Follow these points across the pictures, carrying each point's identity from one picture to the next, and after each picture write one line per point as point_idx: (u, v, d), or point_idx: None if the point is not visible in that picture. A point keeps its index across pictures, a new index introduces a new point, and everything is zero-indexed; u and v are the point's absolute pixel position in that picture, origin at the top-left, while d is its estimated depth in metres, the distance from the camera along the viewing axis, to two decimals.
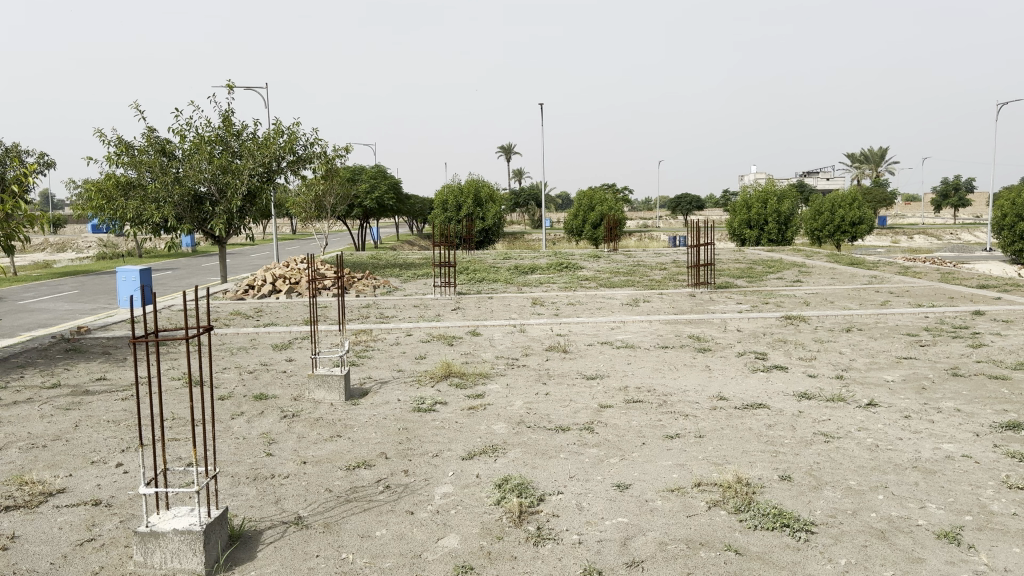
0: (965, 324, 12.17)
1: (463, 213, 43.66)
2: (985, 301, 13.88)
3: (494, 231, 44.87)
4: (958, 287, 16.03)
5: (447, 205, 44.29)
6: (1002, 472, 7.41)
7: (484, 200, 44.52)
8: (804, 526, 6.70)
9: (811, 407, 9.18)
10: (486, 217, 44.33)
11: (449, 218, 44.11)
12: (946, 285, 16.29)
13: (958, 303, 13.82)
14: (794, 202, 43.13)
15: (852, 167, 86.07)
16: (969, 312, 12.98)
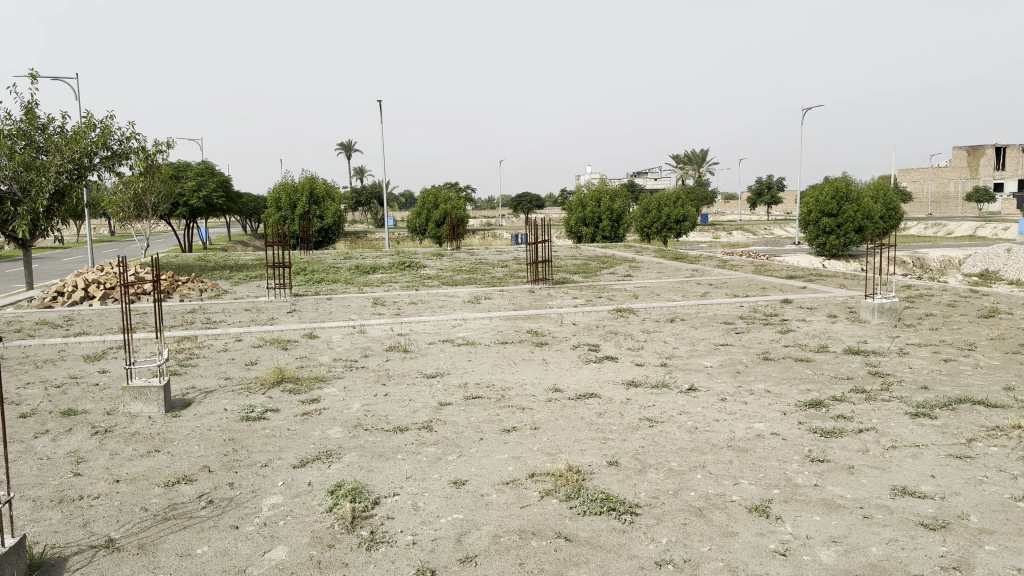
0: (776, 312, 13.17)
1: (298, 212, 42.16)
2: (793, 290, 15.12)
3: (334, 230, 43.89)
4: (769, 278, 17.35)
5: (281, 204, 42.54)
6: (806, 447, 8.06)
7: (321, 198, 43.47)
8: (629, 509, 6.98)
9: (638, 395, 9.59)
10: (324, 216, 43.26)
11: (284, 217, 42.57)
12: (761, 277, 17.60)
13: (770, 293, 14.95)
14: (624, 201, 45.12)
15: (678, 168, 91.03)
16: (779, 300, 14.07)
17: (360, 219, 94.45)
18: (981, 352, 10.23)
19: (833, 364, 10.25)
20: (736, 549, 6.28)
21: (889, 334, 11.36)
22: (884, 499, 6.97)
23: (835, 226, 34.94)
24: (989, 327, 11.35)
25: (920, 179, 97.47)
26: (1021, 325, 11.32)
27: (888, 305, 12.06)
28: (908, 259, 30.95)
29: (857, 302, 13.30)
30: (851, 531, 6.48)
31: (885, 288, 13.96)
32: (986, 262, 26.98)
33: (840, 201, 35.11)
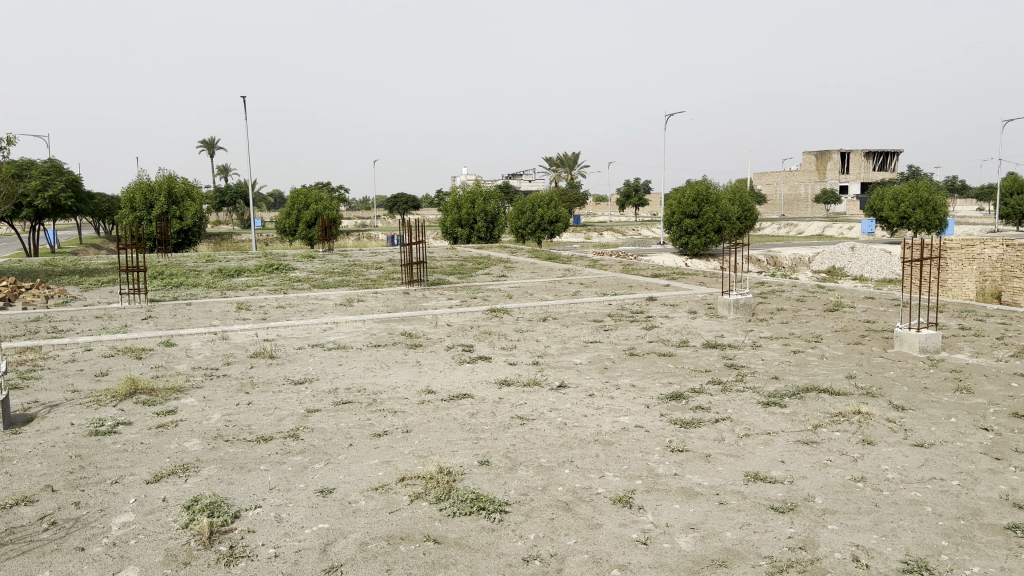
0: (642, 309, 13.65)
1: (155, 212, 39.92)
2: (658, 288, 15.74)
3: (195, 231, 41.89)
4: (636, 277, 17.98)
5: (136, 204, 40.08)
6: (667, 438, 8.39)
7: (180, 198, 41.40)
8: (498, 507, 7.03)
9: (510, 394, 9.69)
10: (184, 216, 41.21)
11: (140, 219, 40.13)
12: (628, 276, 18.22)
13: (637, 291, 15.49)
14: (498, 202, 45.52)
15: (550, 170, 92.60)
16: (645, 298, 14.62)
17: (227, 219, 90.54)
18: (825, 343, 10.99)
19: (693, 358, 10.74)
20: (600, 540, 6.46)
21: (744, 328, 12.02)
22: (738, 485, 7.35)
23: (695, 226, 36.68)
24: (833, 320, 12.22)
25: (774, 182, 103.91)
26: (861, 317, 12.25)
27: (743, 301, 12.77)
28: (763, 258, 32.87)
29: (716, 299, 14.00)
30: (708, 517, 6.80)
31: (740, 285, 14.79)
32: (830, 260, 29.04)
33: (702, 203, 36.94)
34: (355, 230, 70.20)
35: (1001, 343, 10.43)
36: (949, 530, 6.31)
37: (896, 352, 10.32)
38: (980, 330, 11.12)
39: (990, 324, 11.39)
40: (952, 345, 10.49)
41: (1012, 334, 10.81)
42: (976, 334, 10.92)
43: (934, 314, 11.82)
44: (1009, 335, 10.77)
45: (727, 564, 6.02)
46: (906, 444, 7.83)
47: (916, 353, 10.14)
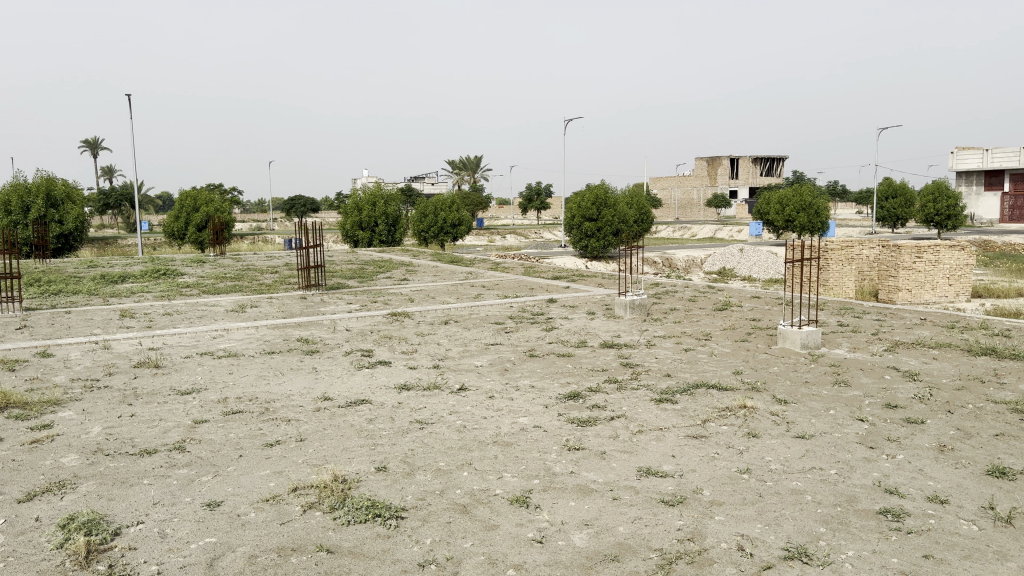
0: (542, 311, 13.84)
1: (32, 215, 37.57)
2: (558, 290, 16.01)
3: (76, 235, 39.69)
4: (537, 279, 18.22)
5: (10, 207, 37.58)
6: (564, 437, 8.51)
7: (60, 201, 39.15)
8: (394, 513, 6.97)
9: (409, 398, 9.64)
10: (65, 219, 38.99)
11: (14, 222, 37.64)
12: (530, 278, 18.44)
13: (537, 293, 15.70)
14: (399, 204, 45.21)
15: (454, 173, 92.41)
16: (545, 300, 14.82)
17: (114, 221, 86.05)
18: (715, 341, 11.42)
19: (591, 357, 10.97)
20: (496, 541, 6.50)
21: (640, 328, 12.36)
22: (631, 481, 7.54)
23: (595, 229, 37.37)
24: (722, 318, 12.72)
25: (669, 187, 106.62)
26: (748, 316, 12.80)
27: (639, 302, 13.14)
28: (659, 259, 33.90)
29: (613, 299, 14.36)
30: (601, 514, 6.95)
31: (637, 286, 15.20)
32: (721, 261, 30.21)
33: (601, 207, 37.87)
34: (251, 233, 68.07)
35: (875, 338, 11.08)
36: (825, 516, 6.65)
37: (781, 349, 10.80)
38: (857, 326, 11.79)
39: (865, 321, 12.09)
40: (831, 341, 11.06)
41: (885, 330, 11.50)
42: (853, 330, 11.56)
43: (815, 312, 12.46)
44: (882, 330, 11.46)
45: (619, 558, 6.17)
46: (788, 435, 8.18)
47: (798, 349, 10.67)
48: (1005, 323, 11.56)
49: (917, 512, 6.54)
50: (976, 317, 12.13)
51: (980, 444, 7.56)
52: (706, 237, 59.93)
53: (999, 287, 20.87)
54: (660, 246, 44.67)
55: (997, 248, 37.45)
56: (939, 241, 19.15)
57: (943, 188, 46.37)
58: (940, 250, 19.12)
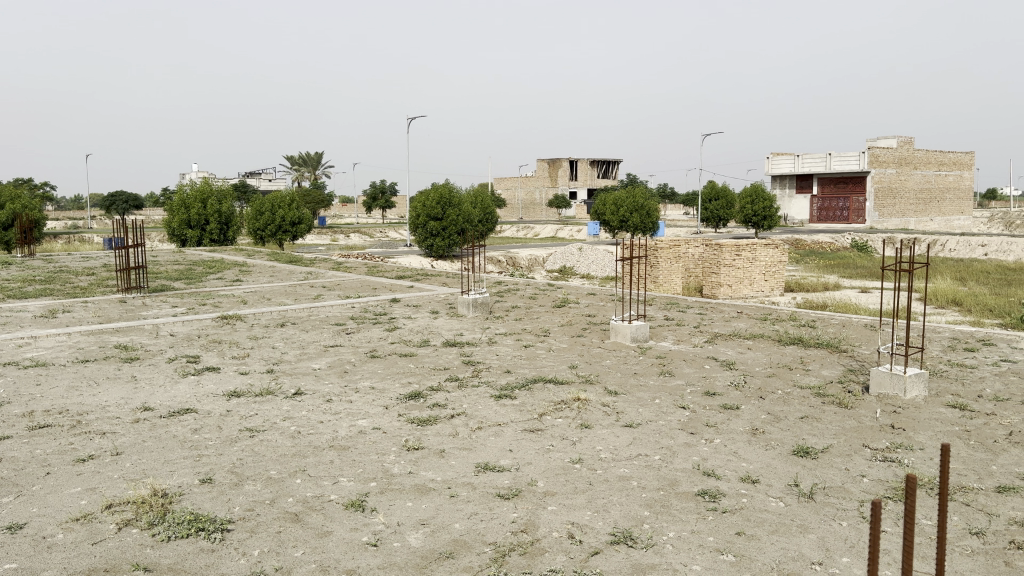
0: (384, 311, 13.69)
1: None
2: (401, 290, 15.92)
3: None
4: (380, 279, 18.03)
5: None
6: (403, 437, 8.37)
7: None
8: (220, 526, 6.63)
9: (239, 405, 9.22)
10: None
11: None
12: (372, 277, 18.20)
13: (379, 293, 15.51)
14: (232, 201, 43.18)
15: (293, 170, 89.45)
16: (387, 300, 14.67)
17: None
18: (553, 337, 11.76)
19: (433, 356, 10.96)
20: (329, 548, 6.33)
21: (482, 326, 12.50)
22: (468, 477, 7.50)
23: (440, 229, 37.38)
24: (561, 315, 13.11)
25: (514, 187, 107.91)
26: (584, 312, 13.28)
27: (481, 300, 13.29)
28: (502, 258, 34.47)
29: (456, 298, 14.45)
30: (438, 512, 6.90)
31: (479, 285, 15.37)
32: (561, 259, 31.24)
33: (445, 206, 37.68)
34: (63, 231, 62.64)
35: (698, 331, 11.81)
36: (650, 501, 6.96)
37: (613, 343, 11.27)
38: (682, 320, 12.52)
39: (689, 315, 12.87)
40: (659, 335, 11.67)
41: (706, 323, 12.29)
42: (678, 323, 12.26)
43: (645, 307, 13.12)
44: (703, 323, 12.24)
45: (453, 555, 6.18)
46: (618, 425, 8.48)
47: (629, 342, 11.18)
48: (809, 315, 12.68)
49: (731, 492, 6.99)
50: (784, 310, 13.22)
51: (787, 426, 8.13)
52: (547, 236, 61.52)
53: (807, 281, 22.90)
54: (501, 245, 45.33)
55: (806, 245, 41.11)
56: (756, 240, 20.69)
57: (759, 189, 50.18)
58: (756, 248, 20.67)
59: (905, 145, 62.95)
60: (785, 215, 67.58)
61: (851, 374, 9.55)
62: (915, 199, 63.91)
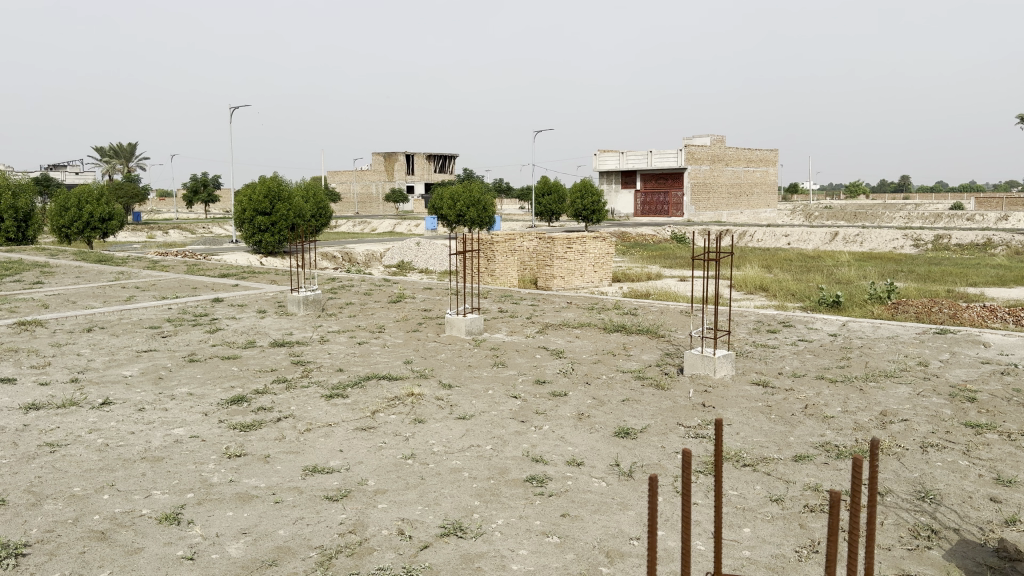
0: (206, 311, 13.01)
1: None
2: (224, 289, 15.20)
3: None
4: (201, 278, 17.11)
5: None
6: (224, 444, 7.97)
7: None
8: (13, 551, 5.99)
9: (38, 419, 8.43)
10: None
11: None
12: (192, 277, 17.23)
13: (200, 293, 14.73)
14: (31, 196, 39.40)
15: (103, 161, 82.85)
16: (209, 300, 13.95)
17: None
18: (387, 333, 11.65)
19: (258, 358, 10.54)
20: (139, 566, 5.86)
21: (312, 324, 12.18)
22: (295, 481, 7.18)
23: (268, 224, 34.51)
24: (396, 310, 13.02)
25: (348, 182, 102.25)
26: (419, 307, 13.26)
27: (312, 297, 12.94)
28: (337, 254, 33.64)
29: (285, 296, 13.99)
30: (260, 519, 6.55)
31: (309, 282, 14.99)
32: (398, 254, 31.18)
33: (273, 200, 34.94)
34: None
35: (530, 322, 12.10)
36: (481, 490, 6.89)
37: (448, 336, 11.31)
38: (515, 312, 12.79)
39: (521, 307, 13.16)
40: (492, 327, 11.85)
41: (538, 314, 12.61)
42: (511, 315, 12.52)
43: (479, 300, 13.29)
44: (536, 315, 12.55)
45: (277, 563, 5.88)
46: (451, 418, 8.44)
47: (464, 335, 11.27)
48: (632, 303, 13.34)
49: (558, 476, 7.13)
50: (610, 299, 13.82)
51: (610, 410, 8.49)
52: (385, 231, 60.64)
53: (632, 272, 24.05)
54: (339, 240, 44.23)
55: (632, 238, 43.26)
56: (586, 233, 21.49)
57: (588, 185, 52.03)
58: (586, 241, 21.49)
59: (717, 142, 67.51)
60: (613, 209, 70.69)
61: (669, 357, 10.14)
62: (728, 194, 68.89)
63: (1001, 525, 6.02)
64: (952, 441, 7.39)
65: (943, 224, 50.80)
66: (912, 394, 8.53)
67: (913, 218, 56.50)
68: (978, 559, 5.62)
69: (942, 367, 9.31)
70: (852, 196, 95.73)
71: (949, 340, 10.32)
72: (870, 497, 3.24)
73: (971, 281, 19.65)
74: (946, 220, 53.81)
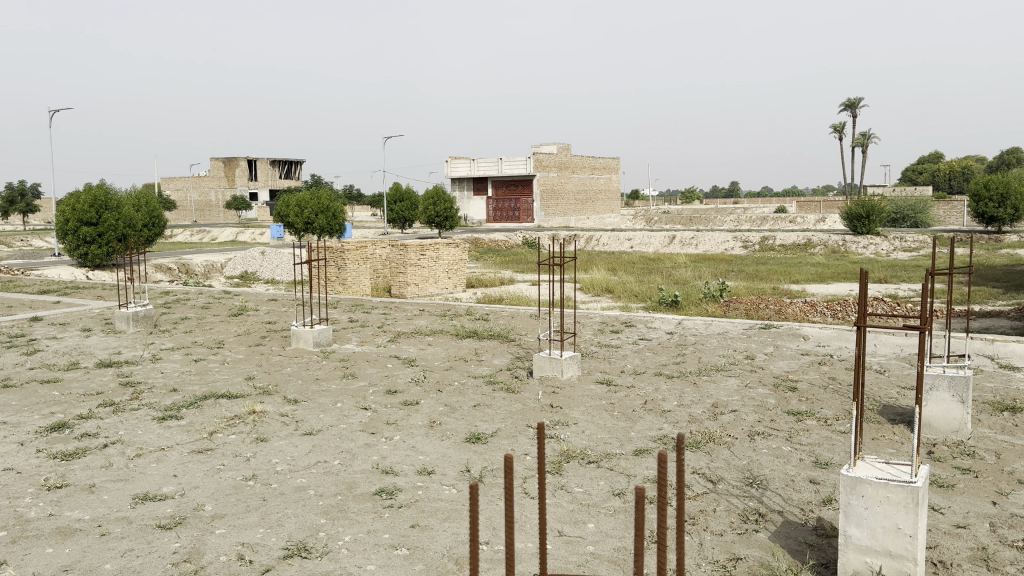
0: (21, 332, 11.92)
1: None
2: (43, 307, 13.99)
3: None
4: (15, 295, 15.63)
5: None
6: (42, 476, 7.31)
7: None
8: None
9: None
10: None
11: None
12: (5, 294, 15.73)
13: (14, 312, 13.48)
14: None
15: None
16: (25, 319, 12.80)
17: None
18: (228, 348, 11.14)
19: (82, 381, 9.78)
20: None
21: (144, 342, 11.45)
22: (124, 511, 6.67)
23: (96, 234, 32.09)
24: (237, 324, 12.48)
25: (184, 187, 94.99)
26: (263, 320, 12.78)
27: (143, 313, 12.18)
28: (175, 266, 31.67)
29: (113, 312, 13.06)
30: (84, 554, 5.98)
31: (141, 297, 14.09)
32: (242, 264, 29.93)
33: (100, 209, 32.46)
34: None
35: (381, 331, 11.96)
36: (327, 508, 6.64)
37: (295, 349, 10.98)
38: (365, 321, 12.59)
39: (372, 316, 12.98)
40: (342, 337, 11.60)
41: (389, 322, 12.49)
42: (362, 324, 12.32)
43: (327, 310, 13.00)
44: (387, 323, 12.42)
45: None
46: (296, 435, 8.16)
47: (312, 347, 10.96)
48: (483, 309, 13.48)
49: (408, 486, 7.00)
50: (462, 305, 13.91)
51: (461, 416, 8.51)
52: (227, 239, 57.59)
53: (485, 277, 24.33)
54: (177, 251, 41.63)
55: (484, 244, 43.68)
56: (439, 239, 21.57)
57: (440, 192, 51.92)
58: (439, 247, 21.57)
59: (563, 150, 69.78)
60: (466, 216, 71.10)
61: (518, 361, 10.32)
62: (576, 200, 71.19)
63: (819, 504, 6.52)
64: (776, 429, 7.96)
65: (770, 226, 54.83)
66: (741, 386, 9.12)
67: (743, 221, 60.67)
68: (799, 538, 6.07)
69: (767, 359, 10.03)
70: (689, 201, 101.37)
71: (773, 334, 11.13)
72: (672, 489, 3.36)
73: (792, 279, 21.31)
74: (771, 222, 58.08)
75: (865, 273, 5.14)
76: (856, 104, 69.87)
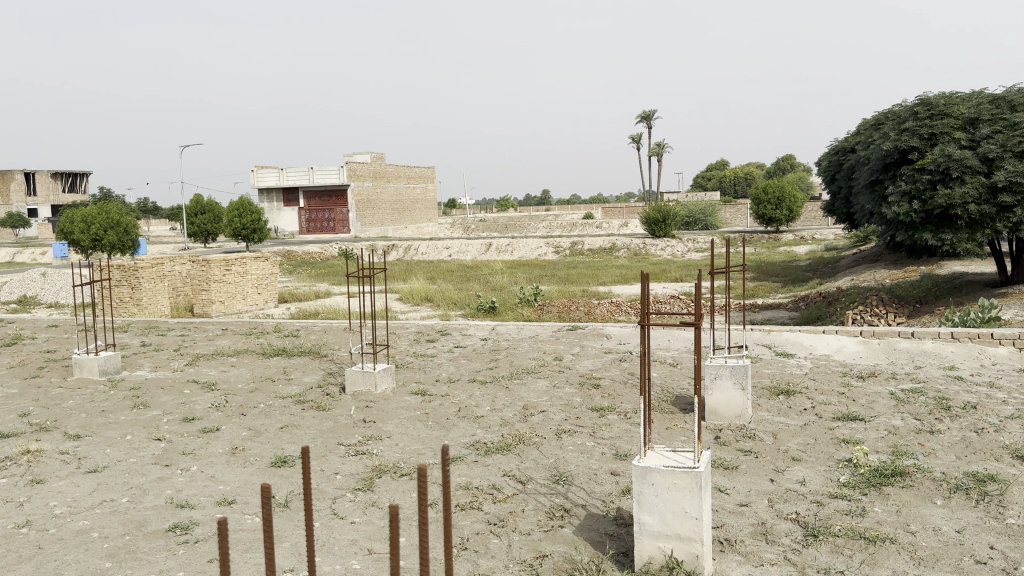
0: None
1: None
2: None
3: None
4: None
5: None
6: None
7: None
8: None
9: None
10: None
11: None
12: None
13: None
14: None
15: None
16: None
17: None
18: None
19: None
20: None
21: None
22: None
23: None
24: (9, 356, 11.34)
25: None
26: (41, 349, 11.70)
27: None
28: None
29: None
30: None
31: None
32: (19, 288, 27.24)
33: None
34: None
35: (178, 354, 11.30)
36: (114, 550, 6.15)
37: (78, 380, 10.13)
38: (160, 344, 11.87)
39: (167, 339, 12.24)
40: (133, 364, 10.86)
41: (187, 344, 11.84)
42: (156, 348, 11.60)
43: (115, 335, 12.10)
44: (184, 346, 11.76)
45: None
46: (78, 473, 7.52)
47: (98, 377, 10.17)
48: (293, 324, 13.09)
49: (205, 519, 6.64)
50: (271, 321, 13.45)
51: (267, 439, 8.21)
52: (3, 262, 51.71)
53: (299, 292, 23.67)
54: None
55: (298, 257, 42.47)
56: (245, 254, 20.80)
57: (246, 204, 49.92)
58: (246, 262, 20.80)
59: (377, 160, 69.43)
60: (274, 227, 67.71)
61: (331, 376, 10.12)
62: (392, 208, 70.88)
63: (618, 495, 6.88)
64: (580, 426, 8.31)
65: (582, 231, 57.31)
66: (549, 387, 9.44)
67: (555, 228, 63.07)
68: (600, 529, 6.37)
69: (573, 359, 10.47)
70: (506, 208, 103.75)
71: (579, 335, 11.63)
72: (421, 512, 3.35)
73: (598, 281, 22.41)
74: (580, 227, 60.72)
75: (648, 276, 5.30)
76: (652, 116, 74.61)
